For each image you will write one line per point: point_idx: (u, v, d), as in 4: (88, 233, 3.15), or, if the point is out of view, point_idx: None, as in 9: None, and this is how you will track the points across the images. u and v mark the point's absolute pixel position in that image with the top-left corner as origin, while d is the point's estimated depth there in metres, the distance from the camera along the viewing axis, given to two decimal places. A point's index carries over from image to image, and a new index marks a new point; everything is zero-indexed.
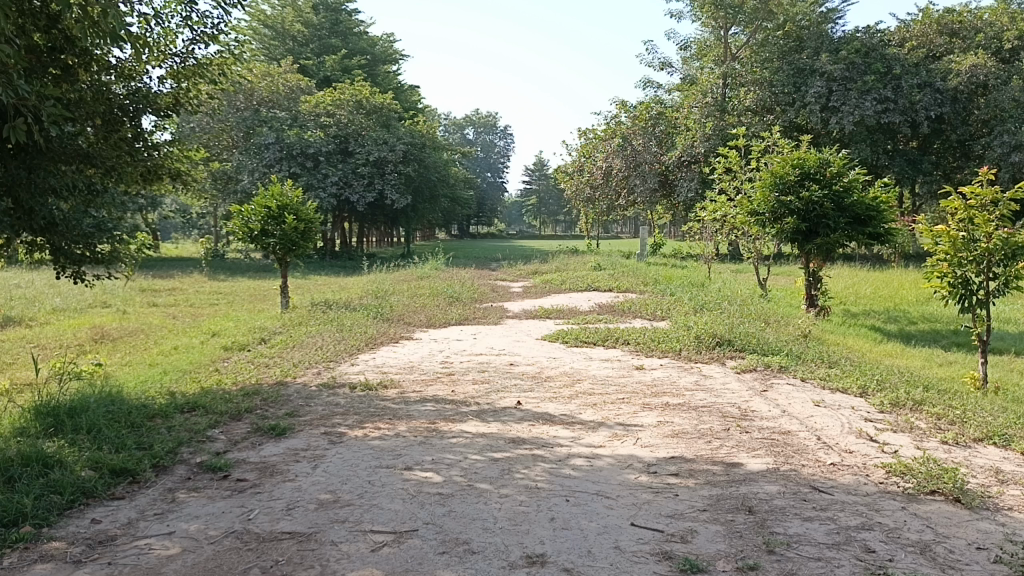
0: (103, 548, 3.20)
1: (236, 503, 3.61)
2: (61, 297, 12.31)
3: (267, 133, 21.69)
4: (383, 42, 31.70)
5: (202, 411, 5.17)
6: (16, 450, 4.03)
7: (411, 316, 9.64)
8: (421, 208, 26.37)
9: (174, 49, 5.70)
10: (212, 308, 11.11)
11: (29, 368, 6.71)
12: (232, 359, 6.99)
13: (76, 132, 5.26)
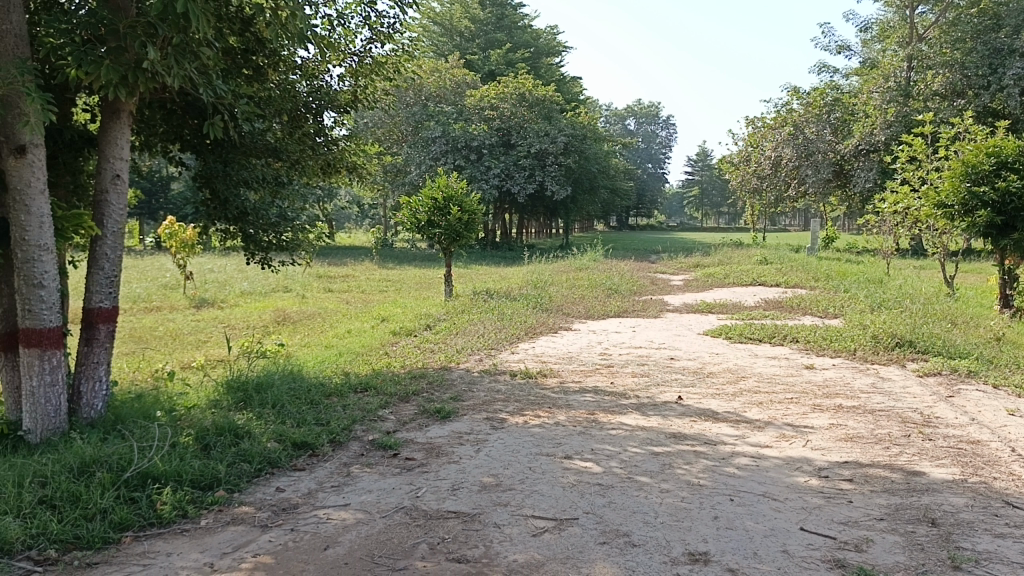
0: (287, 515, 3.44)
1: (405, 481, 3.78)
2: (249, 281, 13.35)
3: (434, 127, 22.56)
4: (547, 34, 31.92)
5: (373, 392, 5.44)
6: (212, 420, 4.41)
7: (571, 307, 9.70)
8: (581, 199, 26.43)
9: (353, 49, 5.98)
10: (382, 294, 11.66)
11: (221, 346, 7.32)
12: (400, 343, 7.31)
13: (265, 128, 5.66)
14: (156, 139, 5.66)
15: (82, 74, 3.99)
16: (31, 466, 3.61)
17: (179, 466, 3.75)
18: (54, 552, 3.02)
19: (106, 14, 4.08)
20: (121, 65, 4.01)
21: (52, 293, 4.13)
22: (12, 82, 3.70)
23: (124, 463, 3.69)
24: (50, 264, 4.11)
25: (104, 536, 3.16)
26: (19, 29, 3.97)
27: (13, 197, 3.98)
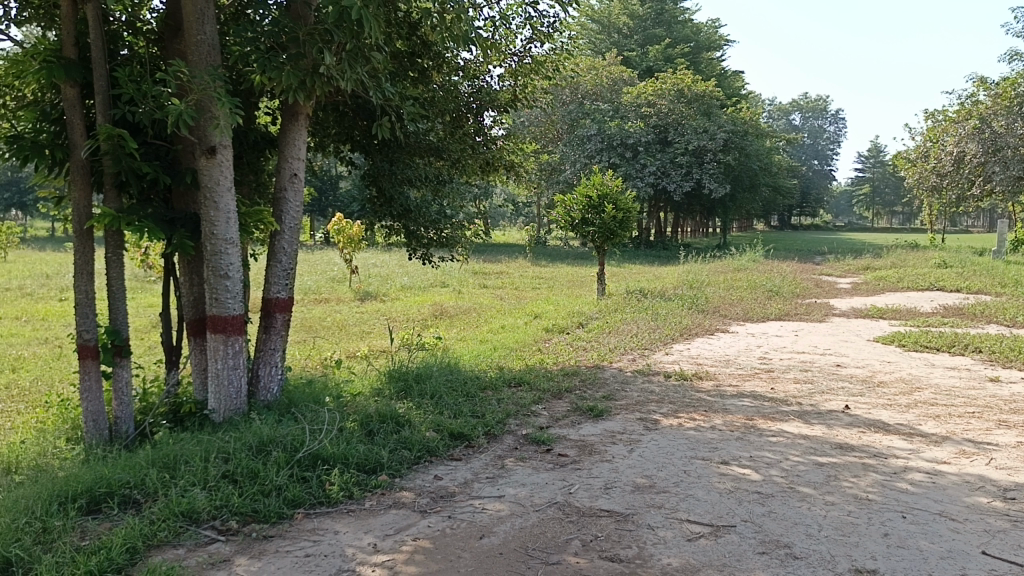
0: (445, 502, 3.56)
1: (559, 477, 3.81)
2: (410, 275, 13.88)
3: (590, 125, 22.66)
4: (707, 28, 31.11)
5: (526, 387, 5.52)
6: (375, 408, 4.62)
7: (728, 308, 9.43)
8: (740, 197, 25.65)
9: (513, 49, 6.07)
10: (535, 291, 11.82)
11: (383, 337, 7.66)
12: (553, 340, 7.38)
13: (429, 129, 5.86)
14: (329, 140, 5.98)
15: (266, 79, 4.28)
16: (215, 442, 3.92)
17: (346, 450, 3.95)
18: (236, 523, 3.27)
19: (288, 23, 4.34)
20: (300, 70, 4.27)
21: (236, 284, 4.46)
22: (206, 88, 4.02)
23: (297, 444, 3.93)
24: (234, 256, 4.44)
25: (279, 512, 3.38)
26: (212, 39, 4.30)
27: (204, 194, 4.33)
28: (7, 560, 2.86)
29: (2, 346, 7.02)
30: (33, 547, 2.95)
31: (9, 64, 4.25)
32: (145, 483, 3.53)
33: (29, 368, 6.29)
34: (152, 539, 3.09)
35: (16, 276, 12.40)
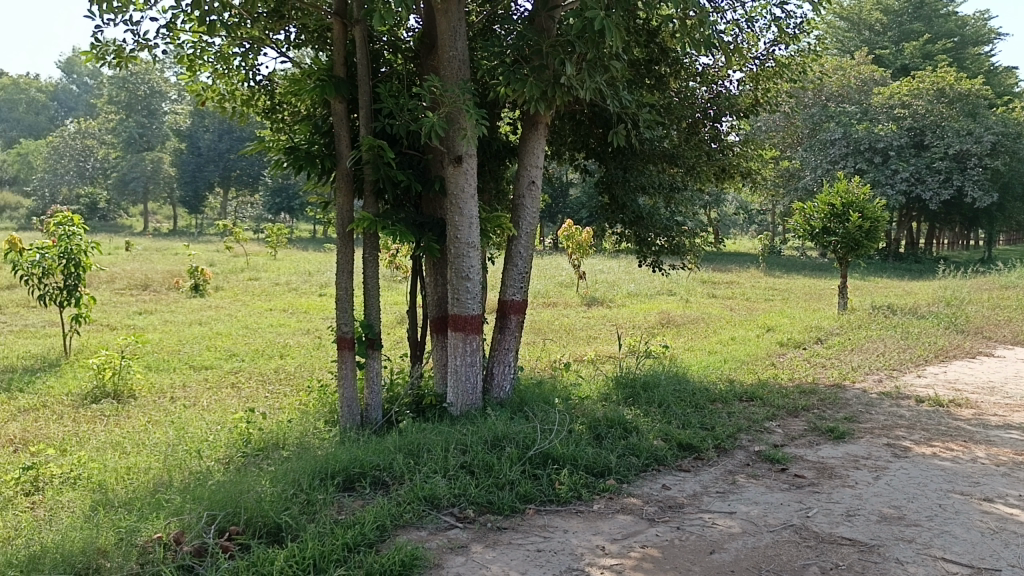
0: (673, 513, 3.52)
1: (795, 498, 3.64)
2: (637, 282, 13.86)
3: (834, 128, 21.41)
4: (975, 21, 28.31)
5: (759, 402, 5.32)
6: (604, 412, 4.66)
7: (994, 329, 8.50)
8: (1009, 207, 23.03)
9: (755, 52, 5.89)
10: (769, 303, 11.35)
11: (609, 343, 7.71)
12: (788, 355, 7.05)
13: (665, 136, 5.81)
14: (565, 148, 6.10)
15: (510, 91, 4.47)
16: (454, 434, 4.15)
17: (575, 451, 4.02)
18: (472, 512, 3.44)
19: (533, 36, 4.50)
20: (542, 81, 4.41)
21: (476, 285, 4.68)
22: (456, 101, 4.27)
23: (529, 441, 4.07)
24: (475, 259, 4.67)
25: (511, 505, 3.51)
26: (463, 54, 4.56)
27: (451, 200, 4.60)
28: (278, 525, 3.22)
29: (272, 334, 7.90)
30: (299, 516, 3.30)
31: (290, 83, 4.76)
32: (393, 466, 3.82)
33: (294, 355, 7.01)
34: (398, 519, 3.34)
35: (285, 272, 13.89)
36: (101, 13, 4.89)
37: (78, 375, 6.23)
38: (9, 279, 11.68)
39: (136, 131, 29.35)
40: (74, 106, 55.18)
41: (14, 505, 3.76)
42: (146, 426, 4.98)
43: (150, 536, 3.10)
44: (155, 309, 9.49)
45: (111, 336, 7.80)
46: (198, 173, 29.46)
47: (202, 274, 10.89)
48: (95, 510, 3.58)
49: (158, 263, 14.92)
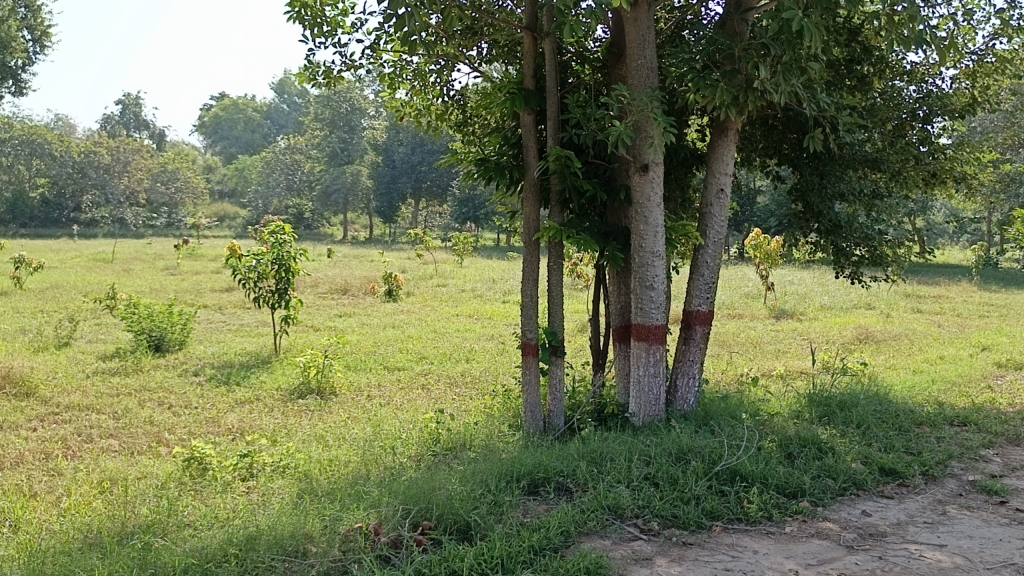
0: (874, 541, 3.30)
1: (1018, 535, 3.30)
2: (831, 295, 13.15)
3: None
4: None
5: (973, 428, 4.87)
6: (796, 431, 4.46)
7: None
8: None
9: (972, 48, 5.45)
10: (983, 320, 10.39)
11: (801, 358, 7.36)
12: (1008, 378, 6.41)
13: (867, 139, 5.49)
14: (756, 154, 5.90)
15: (700, 97, 4.39)
16: (638, 445, 4.12)
17: (766, 469, 3.87)
18: (656, 525, 3.39)
19: (725, 40, 4.38)
20: (734, 86, 4.28)
21: (660, 295, 4.62)
22: (644, 109, 4.24)
23: (716, 456, 3.96)
24: (660, 269, 4.60)
25: (698, 521, 3.43)
26: (651, 62, 4.52)
27: (636, 209, 4.57)
28: (467, 524, 3.33)
29: (459, 339, 8.20)
30: (487, 516, 3.40)
31: (482, 97, 4.92)
32: (577, 473, 3.84)
33: (479, 360, 7.24)
34: (582, 526, 3.35)
35: (471, 279, 14.38)
36: (314, 38, 5.29)
37: (286, 372, 6.75)
38: (229, 282, 12.87)
39: (338, 145, 31.69)
40: (285, 123, 59.84)
41: (232, 489, 4.11)
42: (346, 422, 5.31)
43: (351, 525, 3.31)
44: (353, 312, 10.12)
45: (315, 337, 8.40)
46: (392, 184, 30.77)
47: (396, 280, 11.49)
48: (301, 497, 3.87)
49: (356, 269, 15.92)
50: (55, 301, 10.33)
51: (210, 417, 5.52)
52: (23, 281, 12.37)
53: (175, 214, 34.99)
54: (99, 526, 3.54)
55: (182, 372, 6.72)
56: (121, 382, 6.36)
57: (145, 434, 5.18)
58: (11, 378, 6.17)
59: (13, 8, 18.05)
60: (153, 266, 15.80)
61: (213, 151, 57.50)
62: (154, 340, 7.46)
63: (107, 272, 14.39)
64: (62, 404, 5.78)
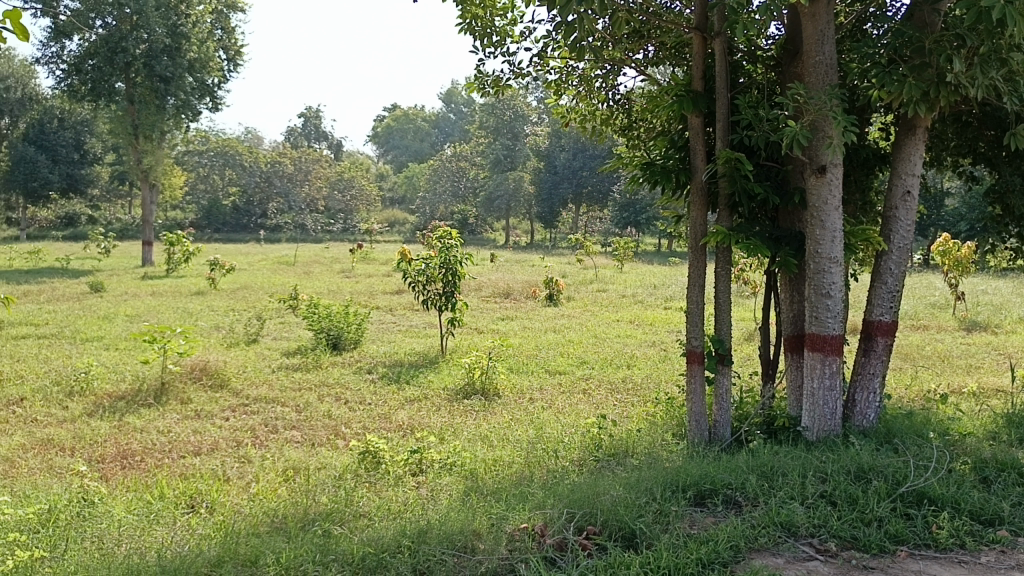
0: None
1: None
2: None
3: None
4: None
5: None
6: (992, 453, 4.10)
7: None
8: None
9: None
10: None
11: (997, 375, 6.76)
12: None
13: None
14: (947, 153, 5.49)
15: (885, 94, 4.13)
16: (813, 461, 3.93)
17: (958, 494, 3.58)
18: (834, 546, 3.21)
19: (914, 32, 4.10)
20: (923, 81, 3.99)
21: (838, 303, 4.37)
22: (822, 108, 4.03)
23: (900, 477, 3.71)
24: (838, 275, 4.36)
25: (881, 544, 3.22)
26: (831, 58, 4.30)
27: (812, 213, 4.36)
28: (633, 531, 3.30)
29: (620, 345, 8.16)
30: (652, 525, 3.35)
31: (649, 100, 4.87)
32: (746, 487, 3.71)
33: (641, 366, 7.17)
34: (753, 543, 3.22)
35: (632, 285, 14.24)
36: (484, 49, 5.44)
37: (452, 372, 6.97)
38: (399, 285, 13.45)
39: (502, 152, 32.21)
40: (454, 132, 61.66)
41: (404, 483, 4.28)
42: (510, 423, 5.40)
43: (517, 525, 3.37)
44: (515, 315, 10.29)
45: (479, 339, 8.60)
46: (553, 190, 31.10)
47: (557, 285, 11.55)
48: (468, 495, 3.97)
49: (518, 273, 16.16)
50: (245, 301, 11.18)
51: (381, 413, 5.78)
52: (217, 281, 13.47)
53: (350, 220, 36.70)
54: (284, 512, 3.79)
55: (357, 369, 7.10)
56: (301, 377, 6.79)
57: (324, 427, 5.50)
58: (207, 371, 6.74)
59: (211, 31, 19.72)
60: (330, 269, 16.77)
61: (386, 160, 60.48)
62: (332, 339, 7.89)
63: (290, 274, 15.42)
64: (251, 396, 6.24)
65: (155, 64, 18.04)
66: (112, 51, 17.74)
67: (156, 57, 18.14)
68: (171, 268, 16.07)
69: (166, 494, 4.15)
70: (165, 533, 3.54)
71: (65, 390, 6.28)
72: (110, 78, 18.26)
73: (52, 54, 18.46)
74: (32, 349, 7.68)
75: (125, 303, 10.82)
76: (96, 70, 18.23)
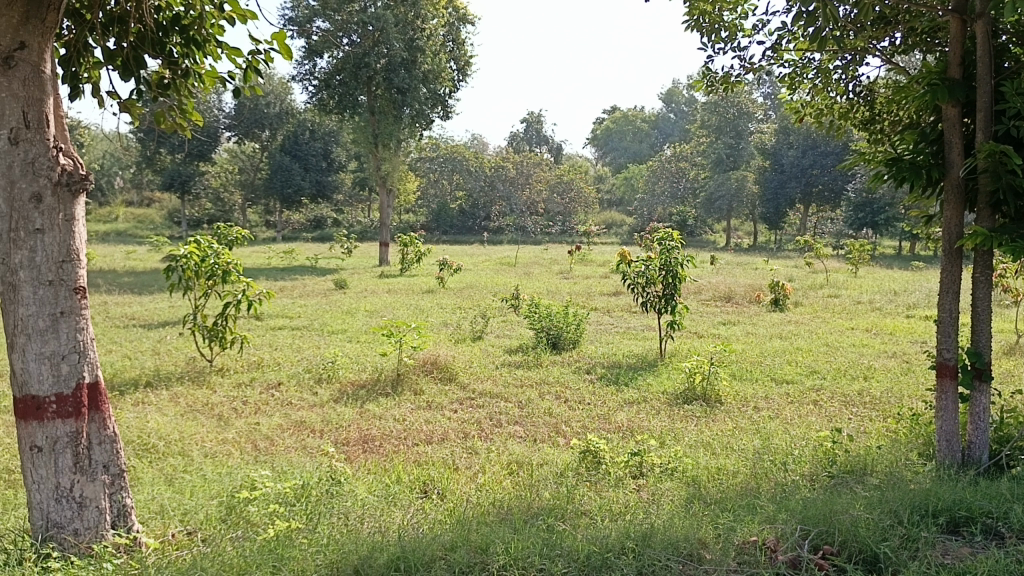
0: None
1: None
2: None
3: None
4: None
5: None
6: None
7: None
8: None
9: None
10: None
11: None
12: None
13: None
14: None
15: None
16: None
17: None
18: None
19: None
20: None
21: None
22: None
23: None
24: None
25: None
26: None
27: None
28: (875, 555, 3.07)
29: (855, 355, 7.62)
30: (898, 550, 3.09)
31: (895, 90, 4.50)
32: (1010, 517, 3.33)
33: (879, 378, 6.65)
34: None
35: (868, 291, 13.29)
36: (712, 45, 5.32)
37: (672, 376, 6.86)
38: (617, 286, 13.46)
39: (725, 151, 31.19)
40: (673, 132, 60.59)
41: (624, 485, 4.25)
42: (734, 432, 5.24)
43: (745, 538, 3.28)
44: (737, 320, 9.95)
45: (700, 343, 8.43)
46: (780, 189, 29.67)
47: (783, 289, 11.02)
48: (691, 502, 3.89)
49: (740, 277, 15.61)
50: (471, 299, 11.71)
51: (601, 413, 5.82)
52: (446, 280, 14.23)
53: (569, 222, 37.38)
54: (510, 504, 3.91)
55: (576, 369, 7.19)
56: (523, 374, 6.99)
57: (545, 424, 5.62)
58: (438, 364, 7.14)
59: (443, 44, 20.84)
60: (550, 270, 17.14)
61: (606, 162, 60.89)
62: (551, 338, 8.05)
63: (512, 275, 15.98)
64: (477, 391, 6.51)
65: (393, 78, 19.40)
66: (356, 67, 19.22)
67: (394, 71, 19.49)
68: (405, 267, 17.14)
69: (402, 479, 4.44)
70: (402, 515, 3.76)
71: (315, 377, 6.91)
72: (354, 91, 19.85)
73: (306, 71, 20.34)
74: (287, 339, 8.51)
75: (365, 300, 11.69)
76: (342, 85, 19.88)
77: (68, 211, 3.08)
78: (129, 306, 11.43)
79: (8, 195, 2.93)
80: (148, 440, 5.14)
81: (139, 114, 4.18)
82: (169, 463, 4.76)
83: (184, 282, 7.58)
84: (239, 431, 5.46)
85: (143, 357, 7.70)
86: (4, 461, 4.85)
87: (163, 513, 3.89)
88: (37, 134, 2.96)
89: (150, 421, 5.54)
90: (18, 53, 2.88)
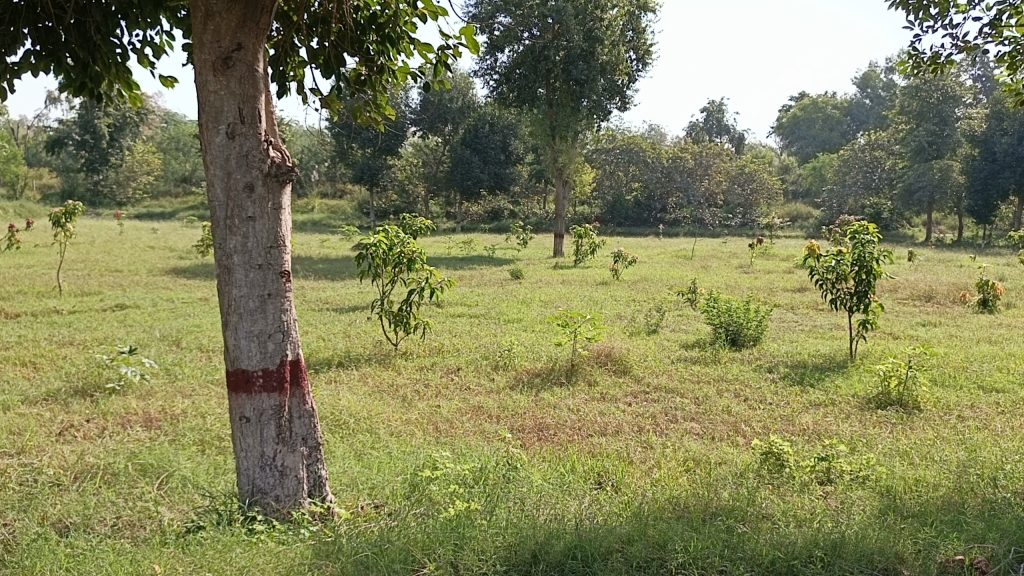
0: None
1: None
2: None
3: None
4: None
5: None
6: None
7: None
8: None
9: None
10: None
11: None
12: None
13: None
14: None
15: None
16: None
17: None
18: None
19: None
20: None
21: None
22: None
23: None
24: None
25: None
26: None
27: None
28: None
29: None
30: None
31: None
32: None
33: None
34: None
35: None
36: (921, 21, 5.15)
37: (864, 379, 6.44)
38: (802, 282, 12.82)
39: (926, 139, 29.07)
40: (867, 119, 56.85)
41: (810, 490, 4.02)
42: (935, 441, 4.84)
43: (948, 555, 3.07)
44: (939, 322, 9.18)
45: (896, 346, 7.86)
46: (991, 180, 26.97)
47: (993, 289, 10.07)
48: (885, 513, 3.63)
49: (944, 275, 14.39)
50: (646, 293, 11.55)
51: (784, 415, 5.56)
52: (621, 272, 14.12)
53: (749, 215, 36.12)
54: (687, 501, 3.82)
55: (757, 367, 6.92)
56: (700, 370, 6.80)
57: (723, 422, 5.45)
58: (611, 356, 7.13)
59: (623, 33, 20.61)
60: (729, 264, 16.59)
61: (792, 151, 58.21)
62: (731, 334, 7.81)
63: (689, 268, 15.61)
64: (652, 385, 6.43)
65: (572, 69, 19.51)
66: (536, 60, 19.52)
67: (573, 63, 19.57)
68: (579, 258, 17.21)
69: (577, 469, 4.44)
70: (577, 504, 3.77)
71: (492, 364, 7.09)
72: (533, 84, 20.21)
73: (487, 67, 20.87)
74: (467, 327, 8.79)
75: (540, 290, 11.84)
76: (523, 79, 20.35)
77: (276, 201, 3.29)
78: (323, 291, 12.22)
79: (226, 184, 3.19)
80: (340, 417, 5.47)
81: (339, 109, 4.42)
82: (358, 439, 5.04)
83: (373, 269, 8.01)
84: (422, 412, 5.69)
85: (335, 338, 8.22)
86: (215, 429, 5.32)
87: (353, 485, 4.12)
88: (251, 129, 3.19)
89: (341, 399, 5.90)
90: (236, 54, 3.11)
